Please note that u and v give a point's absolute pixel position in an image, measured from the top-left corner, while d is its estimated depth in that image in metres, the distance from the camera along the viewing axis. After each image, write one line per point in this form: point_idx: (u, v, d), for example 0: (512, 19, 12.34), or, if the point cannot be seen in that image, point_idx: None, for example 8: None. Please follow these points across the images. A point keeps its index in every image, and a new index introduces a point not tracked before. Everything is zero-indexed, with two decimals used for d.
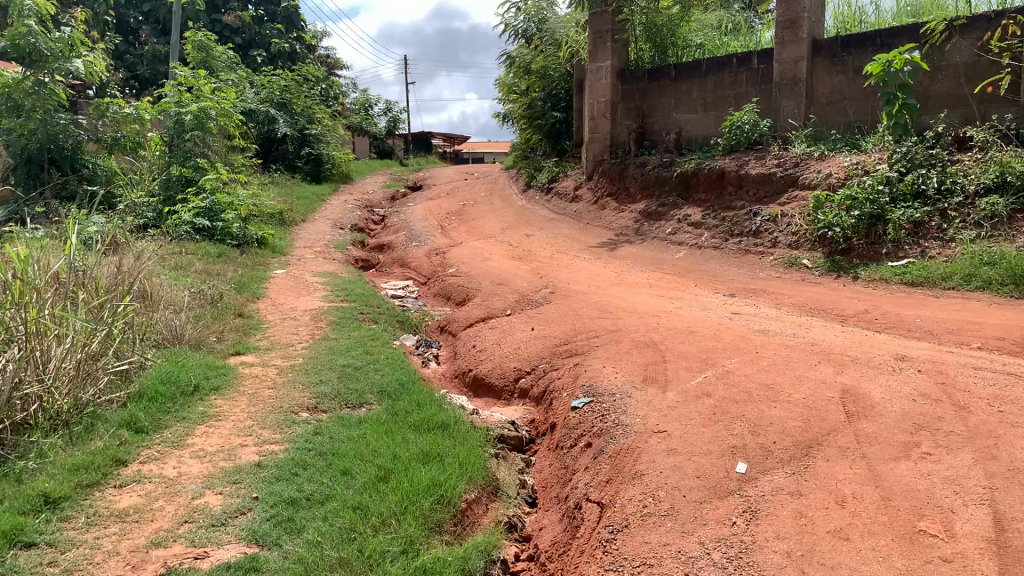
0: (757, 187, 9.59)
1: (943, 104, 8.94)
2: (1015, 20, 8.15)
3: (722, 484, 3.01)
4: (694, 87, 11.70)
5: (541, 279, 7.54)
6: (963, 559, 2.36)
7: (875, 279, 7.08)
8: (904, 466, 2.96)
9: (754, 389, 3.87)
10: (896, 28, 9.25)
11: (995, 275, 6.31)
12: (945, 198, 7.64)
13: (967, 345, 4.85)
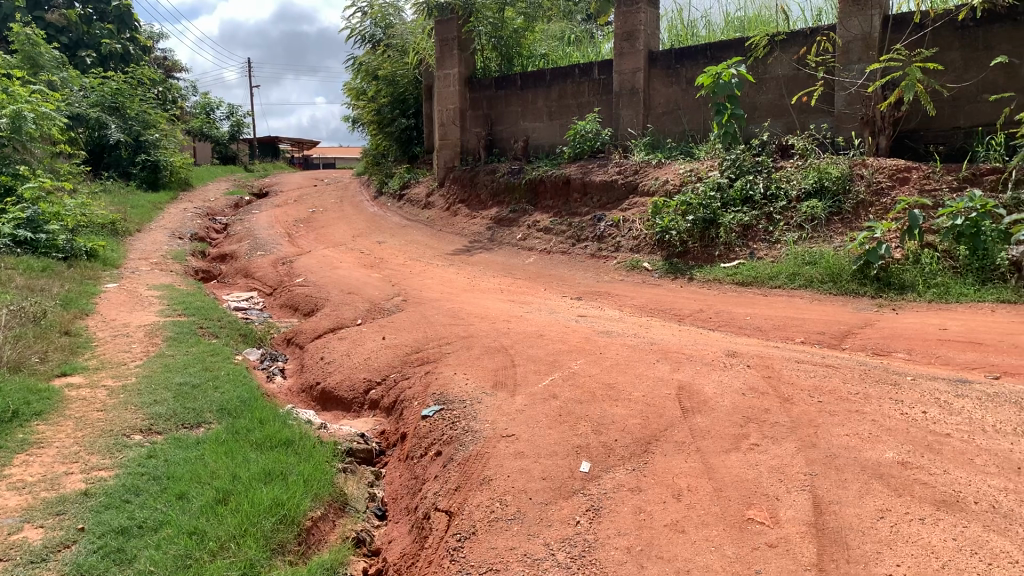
0: (600, 194, 9.90)
1: (767, 114, 9.53)
2: (829, 37, 8.80)
3: (566, 484, 3.07)
4: (539, 96, 11.94)
5: (391, 286, 7.47)
6: (786, 544, 2.51)
7: (709, 279, 7.45)
8: (734, 458, 3.12)
9: (597, 389, 3.98)
10: (724, 42, 9.79)
11: (816, 274, 6.78)
12: (771, 203, 8.15)
13: (791, 340, 5.18)
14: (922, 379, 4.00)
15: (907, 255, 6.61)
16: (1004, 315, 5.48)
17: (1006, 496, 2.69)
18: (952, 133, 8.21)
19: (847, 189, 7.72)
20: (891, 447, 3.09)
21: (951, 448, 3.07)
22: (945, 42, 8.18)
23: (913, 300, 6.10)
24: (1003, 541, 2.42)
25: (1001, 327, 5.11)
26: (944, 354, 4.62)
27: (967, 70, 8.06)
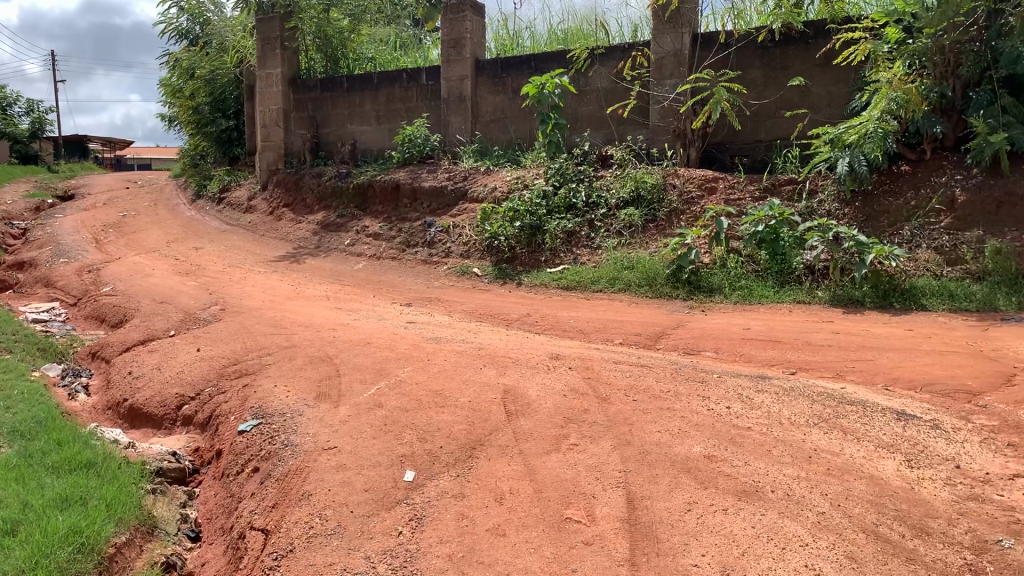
0: (430, 200, 9.90)
1: (588, 125, 9.86)
2: (644, 53, 9.23)
3: (389, 494, 3.04)
4: (366, 99, 11.78)
5: (209, 295, 7.13)
6: (601, 541, 2.59)
7: (536, 284, 7.59)
8: (554, 458, 3.19)
9: (423, 396, 3.97)
10: (548, 53, 10.06)
11: (633, 278, 7.07)
12: (592, 210, 8.45)
13: (611, 341, 5.39)
14: (727, 376, 4.27)
15: (716, 259, 7.04)
16: (800, 314, 5.95)
17: (797, 483, 2.90)
18: (755, 146, 8.85)
19: (661, 197, 8.15)
20: (698, 442, 3.27)
21: (751, 440, 3.29)
22: (748, 62, 8.76)
23: (721, 302, 6.49)
24: (795, 526, 2.61)
25: (797, 326, 5.54)
26: (747, 351, 4.95)
27: (767, 88, 8.69)
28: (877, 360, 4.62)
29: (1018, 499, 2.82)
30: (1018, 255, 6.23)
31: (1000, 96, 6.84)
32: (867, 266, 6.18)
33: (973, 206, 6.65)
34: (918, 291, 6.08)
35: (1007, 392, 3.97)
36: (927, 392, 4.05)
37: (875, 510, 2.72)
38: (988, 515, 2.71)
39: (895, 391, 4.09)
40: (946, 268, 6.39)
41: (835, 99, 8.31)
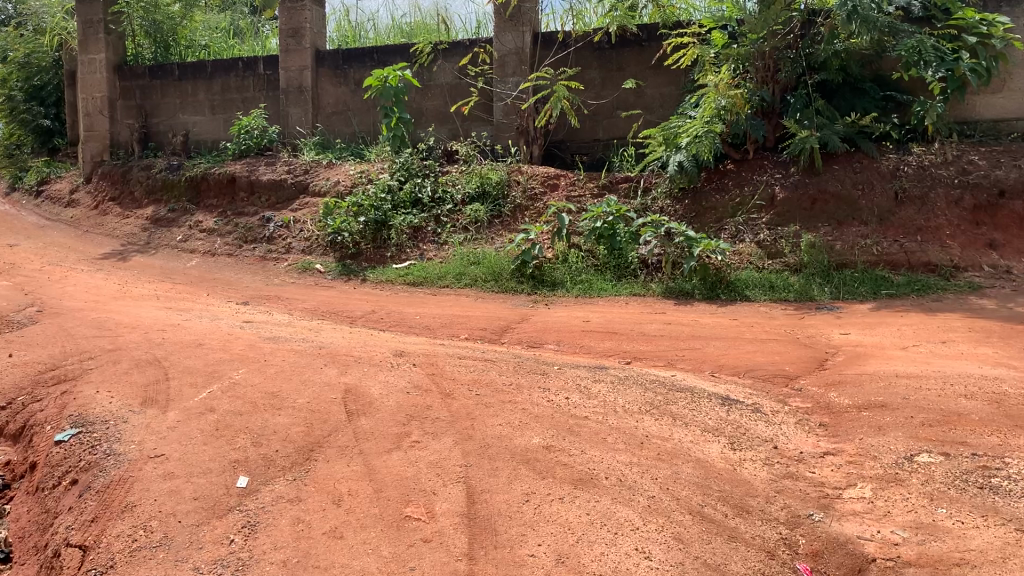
0: (269, 194, 9.58)
1: (432, 120, 9.80)
2: (486, 49, 9.30)
3: (221, 502, 2.91)
4: (199, 88, 11.27)
5: (24, 295, 6.59)
6: (440, 537, 2.59)
7: (381, 279, 7.45)
8: (395, 456, 3.16)
9: (258, 398, 3.83)
10: (390, 47, 10.00)
11: (478, 274, 7.09)
12: (438, 206, 8.44)
13: (456, 337, 5.39)
14: (567, 367, 4.37)
15: (558, 255, 7.19)
16: (636, 307, 6.17)
17: (630, 469, 3.01)
18: (593, 144, 9.11)
19: (505, 193, 8.28)
20: (538, 433, 3.33)
21: (588, 429, 3.38)
22: (586, 62, 9.01)
23: (563, 296, 6.63)
24: (627, 511, 2.71)
25: (633, 318, 5.73)
26: (587, 343, 5.08)
27: (604, 88, 8.97)
28: (705, 349, 4.87)
29: (827, 475, 3.04)
30: (829, 249, 6.75)
31: (814, 100, 7.39)
32: (697, 260, 6.49)
33: (792, 204, 7.18)
34: (742, 282, 6.45)
35: (820, 375, 4.28)
36: (749, 377, 4.30)
37: (701, 492, 2.86)
38: (800, 492, 2.90)
39: (721, 377, 4.32)
40: (768, 261, 6.80)
41: (667, 101, 8.73)
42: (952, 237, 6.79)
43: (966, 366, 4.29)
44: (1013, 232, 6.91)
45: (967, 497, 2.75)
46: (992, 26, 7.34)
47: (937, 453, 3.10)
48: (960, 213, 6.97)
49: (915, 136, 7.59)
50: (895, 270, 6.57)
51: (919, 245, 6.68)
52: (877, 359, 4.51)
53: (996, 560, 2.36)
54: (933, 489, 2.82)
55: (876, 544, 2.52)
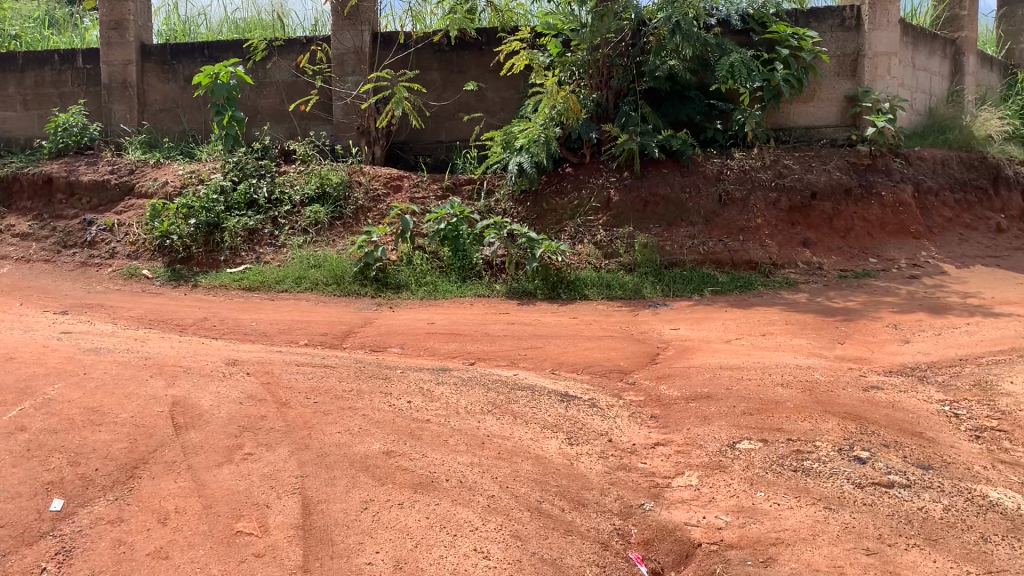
0: (90, 195, 8.97)
1: (268, 118, 9.47)
2: (323, 48, 9.11)
3: (32, 528, 2.69)
4: (10, 80, 10.32)
5: None
6: (273, 550, 2.51)
7: (214, 285, 7.11)
8: (227, 470, 3.03)
9: (76, 414, 3.58)
10: (222, 42, 9.63)
11: (319, 277, 6.91)
12: (275, 207, 8.19)
13: (295, 343, 5.24)
14: (409, 371, 4.33)
15: (401, 256, 7.14)
16: (479, 307, 6.22)
17: (470, 470, 3.02)
18: (436, 146, 9.10)
19: (346, 194, 8.15)
20: (378, 439, 3.28)
21: (430, 432, 3.37)
22: (426, 64, 8.99)
23: (407, 298, 6.58)
24: (466, 512, 2.71)
25: (475, 318, 5.77)
26: (430, 345, 5.06)
27: (445, 90, 8.98)
28: (546, 347, 4.96)
29: (657, 465, 3.16)
30: (661, 249, 7.05)
31: (643, 106, 7.70)
32: (538, 261, 6.59)
33: (626, 206, 7.47)
34: (581, 282, 6.65)
35: (652, 369, 4.46)
36: (587, 374, 4.43)
37: (539, 488, 2.91)
38: (633, 483, 3.01)
39: (560, 374, 4.42)
40: (604, 261, 7.02)
41: (508, 105, 8.86)
42: (770, 236, 7.27)
43: (783, 357, 4.60)
44: (823, 231, 7.50)
45: (782, 480, 2.93)
46: (802, 39, 7.87)
47: (757, 440, 3.30)
48: (777, 214, 7.46)
49: (737, 141, 8.05)
50: (721, 268, 6.95)
51: (741, 244, 7.10)
52: (704, 353, 4.75)
53: (807, 537, 2.51)
54: (754, 474, 2.99)
55: (701, 529, 2.64)
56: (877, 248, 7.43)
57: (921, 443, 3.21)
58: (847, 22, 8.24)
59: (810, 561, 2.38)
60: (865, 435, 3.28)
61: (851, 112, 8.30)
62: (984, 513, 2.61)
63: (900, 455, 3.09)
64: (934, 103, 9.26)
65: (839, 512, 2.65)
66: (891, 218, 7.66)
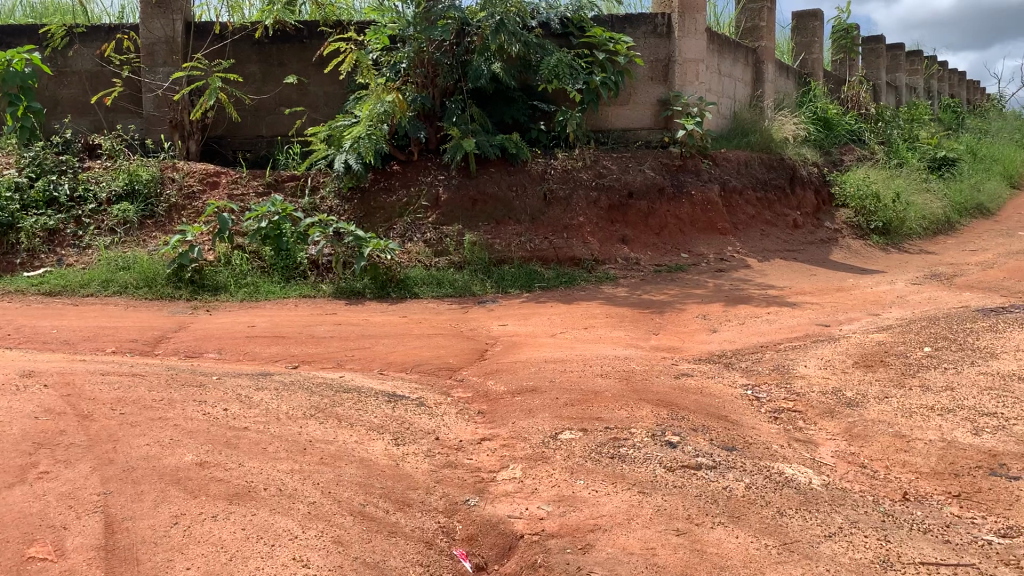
0: None
1: (68, 110, 8.75)
2: (131, 36, 8.55)
3: None
4: None
5: None
6: None
7: (10, 290, 6.51)
8: (19, 492, 2.77)
9: None
10: (14, 26, 8.84)
11: (129, 280, 6.49)
12: (78, 206, 7.62)
13: (100, 351, 4.88)
14: (227, 377, 4.15)
15: (220, 257, 6.83)
16: (304, 309, 6.05)
17: (290, 477, 2.92)
18: (256, 142, 8.77)
19: (158, 192, 7.71)
20: (191, 450, 3.12)
21: (248, 440, 3.24)
22: (244, 55, 8.65)
23: (227, 300, 6.30)
24: (285, 520, 2.62)
25: (299, 320, 5.62)
26: (250, 349, 4.88)
27: (265, 84, 8.67)
28: (373, 348, 4.89)
29: (482, 460, 3.19)
30: (489, 247, 7.13)
31: (469, 105, 7.74)
32: (366, 260, 6.46)
33: (453, 204, 7.51)
34: (408, 280, 6.61)
35: (479, 366, 4.50)
36: (415, 372, 4.40)
37: (362, 491, 2.86)
38: (458, 479, 3.02)
39: (387, 374, 4.37)
40: (433, 259, 7.01)
41: (332, 100, 8.68)
42: (591, 233, 7.53)
43: (603, 349, 4.76)
44: (640, 228, 7.85)
45: (600, 467, 3.03)
46: (618, 44, 8.18)
47: (577, 430, 3.40)
48: (597, 212, 7.73)
49: (560, 142, 8.26)
50: (546, 265, 7.12)
51: (565, 242, 7.31)
52: (529, 347, 4.84)
53: (623, 522, 2.60)
54: (574, 463, 3.08)
55: (524, 521, 2.69)
56: (689, 244, 7.87)
57: (726, 426, 3.42)
58: (659, 28, 8.66)
59: (625, 544, 2.47)
60: (676, 420, 3.45)
61: (664, 115, 8.73)
62: (781, 488, 2.81)
63: (707, 438, 3.27)
64: (738, 108, 9.89)
65: (652, 496, 2.77)
66: (701, 216, 8.14)
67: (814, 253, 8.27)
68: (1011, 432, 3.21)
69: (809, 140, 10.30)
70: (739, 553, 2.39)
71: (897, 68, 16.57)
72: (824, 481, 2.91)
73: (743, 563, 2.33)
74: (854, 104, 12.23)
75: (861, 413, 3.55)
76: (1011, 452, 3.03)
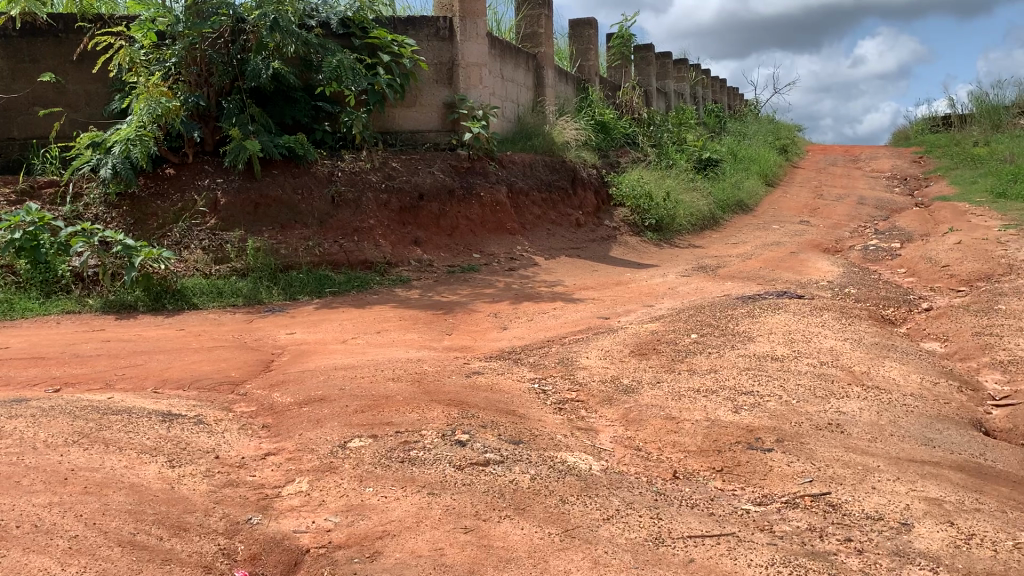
0: None
1: None
2: None
3: None
4: None
5: None
6: None
7: None
8: None
9: None
10: None
11: None
12: None
13: None
14: None
15: None
16: (69, 326, 5.55)
17: (48, 511, 2.64)
18: (6, 144, 7.94)
19: None
20: None
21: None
22: None
23: None
24: (42, 559, 2.35)
25: (63, 338, 5.14)
26: (4, 374, 4.40)
27: (15, 81, 7.89)
28: (147, 365, 4.56)
29: (266, 476, 3.07)
30: (274, 253, 6.88)
31: (248, 106, 7.43)
32: (137, 270, 6.02)
33: (234, 208, 7.18)
34: (187, 291, 6.25)
35: (264, 377, 4.32)
36: (194, 389, 4.15)
37: (133, 519, 2.64)
38: (240, 498, 2.87)
39: (163, 393, 4.09)
40: (213, 267, 6.68)
41: (94, 99, 8.03)
42: (382, 236, 7.48)
43: (395, 352, 4.74)
44: (432, 229, 7.89)
45: (390, 472, 3.00)
46: (401, 46, 8.18)
47: (366, 437, 3.35)
48: (387, 215, 7.68)
49: (346, 143, 8.12)
50: (337, 269, 6.99)
51: (355, 245, 7.21)
52: (318, 355, 4.72)
53: (411, 526, 2.58)
54: (363, 471, 3.03)
55: (310, 535, 2.60)
56: (479, 244, 8.01)
57: (514, 421, 3.50)
58: (441, 32, 8.74)
59: (414, 548, 2.45)
60: (465, 419, 3.49)
61: (450, 118, 8.81)
62: (564, 477, 2.92)
63: (495, 434, 3.33)
64: (521, 111, 10.18)
65: (441, 496, 2.78)
66: (489, 217, 8.32)
67: (596, 250, 8.69)
68: (764, 408, 3.52)
69: (588, 143, 10.78)
70: (524, 545, 2.45)
71: (665, 75, 17.71)
72: (603, 466, 3.05)
73: (528, 554, 2.38)
74: (628, 109, 12.95)
75: (636, 398, 3.75)
76: (765, 426, 3.32)
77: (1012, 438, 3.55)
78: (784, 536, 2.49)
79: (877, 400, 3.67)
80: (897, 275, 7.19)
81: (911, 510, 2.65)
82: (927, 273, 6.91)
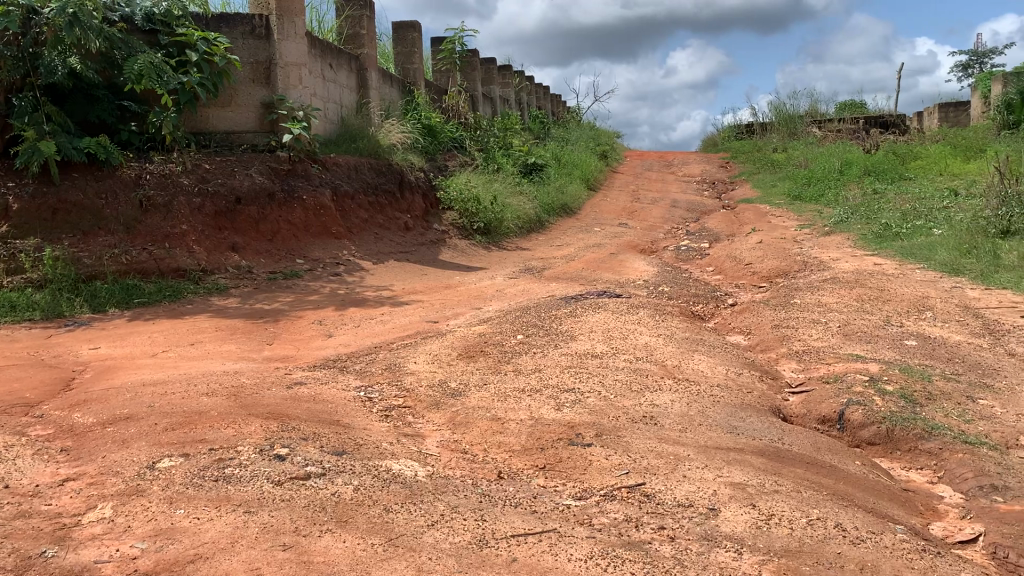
0: None
1: None
2: None
3: None
4: None
5: None
6: None
7: None
8: None
9: None
10: None
11: None
12: None
13: None
14: None
15: None
16: None
17: None
18: None
19: None
20: None
21: None
22: None
23: None
24: None
25: None
26: None
27: None
28: None
29: (64, 505, 2.83)
30: (76, 262, 6.40)
31: (44, 103, 6.86)
32: None
33: (28, 214, 6.61)
34: None
35: (64, 398, 4.00)
36: None
37: None
38: (33, 530, 2.63)
39: None
40: (5, 279, 6.13)
41: None
42: (197, 242, 7.13)
43: (211, 365, 4.51)
44: (251, 234, 7.60)
45: (202, 492, 2.85)
46: (213, 45, 7.84)
47: (177, 456, 3.16)
48: (203, 219, 7.32)
49: (155, 144, 7.67)
50: (147, 278, 6.61)
51: (168, 253, 6.84)
52: (125, 371, 4.42)
53: (226, 547, 2.46)
54: (173, 492, 2.86)
55: (113, 564, 2.41)
56: (302, 250, 7.80)
57: (337, 431, 3.42)
58: (257, 30, 8.44)
59: (228, 570, 2.34)
60: (285, 432, 3.36)
61: (268, 119, 8.51)
62: (388, 485, 2.87)
63: (317, 446, 3.23)
64: (345, 113, 9.99)
65: (258, 514, 2.67)
66: (313, 221, 8.12)
67: (423, 253, 8.67)
68: (585, 405, 3.62)
69: (413, 146, 10.74)
70: (346, 558, 2.38)
71: (490, 81, 17.97)
72: (428, 471, 3.03)
73: (350, 567, 2.33)
74: (453, 113, 13.01)
75: (462, 401, 3.77)
76: (584, 422, 3.41)
77: (806, 422, 3.84)
78: (602, 529, 2.56)
79: (688, 391, 3.87)
80: (707, 273, 7.62)
81: (717, 495, 2.80)
82: (733, 270, 7.37)
